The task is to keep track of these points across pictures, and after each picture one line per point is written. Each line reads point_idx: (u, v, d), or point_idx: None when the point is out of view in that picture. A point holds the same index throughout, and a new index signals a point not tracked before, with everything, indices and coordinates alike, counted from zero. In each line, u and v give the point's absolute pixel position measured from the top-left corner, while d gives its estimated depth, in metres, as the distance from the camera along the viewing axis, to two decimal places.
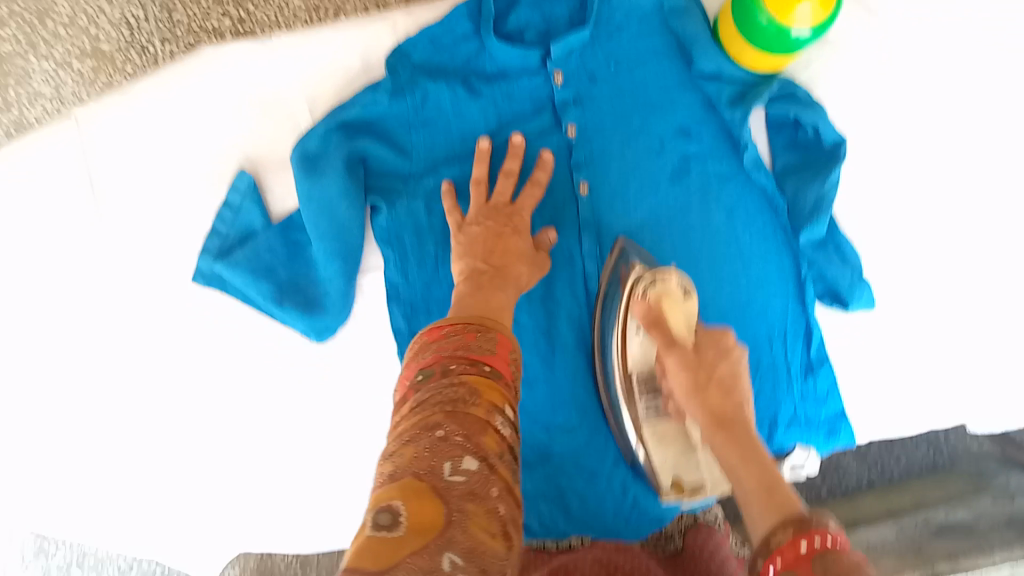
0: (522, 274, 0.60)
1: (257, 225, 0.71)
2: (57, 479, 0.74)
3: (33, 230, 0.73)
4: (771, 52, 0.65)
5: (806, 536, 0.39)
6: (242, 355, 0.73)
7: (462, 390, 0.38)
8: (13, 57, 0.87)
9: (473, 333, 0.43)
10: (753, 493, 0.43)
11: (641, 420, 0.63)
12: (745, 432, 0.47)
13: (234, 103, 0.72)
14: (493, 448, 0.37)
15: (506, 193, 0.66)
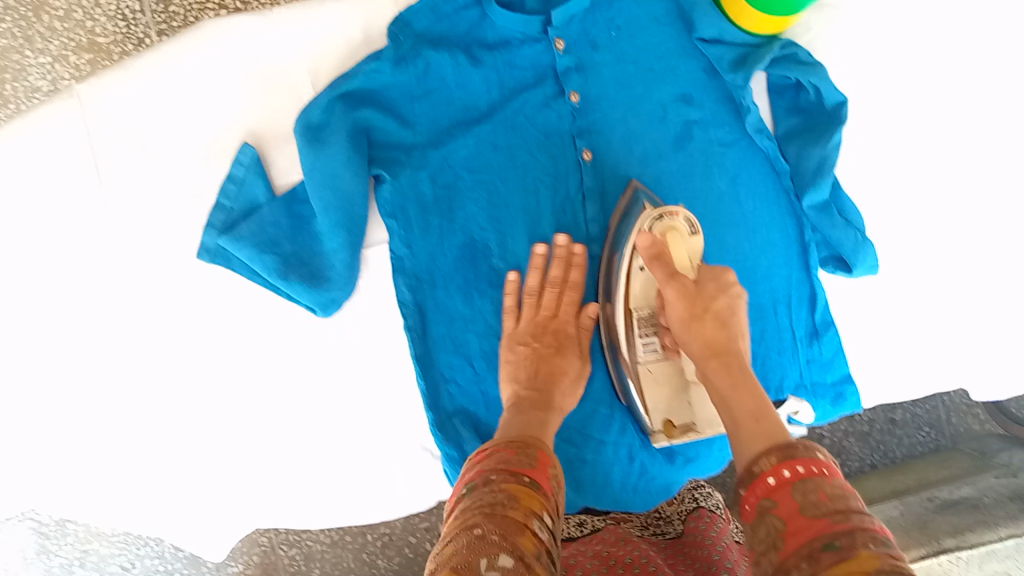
0: (563, 398, 0.64)
1: (262, 199, 0.72)
2: (63, 459, 0.73)
3: (31, 207, 0.72)
4: (773, 12, 0.67)
5: (792, 465, 0.45)
6: (251, 329, 0.74)
7: (500, 498, 0.46)
8: (8, 52, 0.92)
9: (514, 451, 0.51)
10: (744, 424, 0.51)
11: (638, 360, 0.65)
12: (738, 364, 0.55)
13: (237, 77, 0.73)
14: (530, 548, 0.43)
15: (553, 306, 0.69)
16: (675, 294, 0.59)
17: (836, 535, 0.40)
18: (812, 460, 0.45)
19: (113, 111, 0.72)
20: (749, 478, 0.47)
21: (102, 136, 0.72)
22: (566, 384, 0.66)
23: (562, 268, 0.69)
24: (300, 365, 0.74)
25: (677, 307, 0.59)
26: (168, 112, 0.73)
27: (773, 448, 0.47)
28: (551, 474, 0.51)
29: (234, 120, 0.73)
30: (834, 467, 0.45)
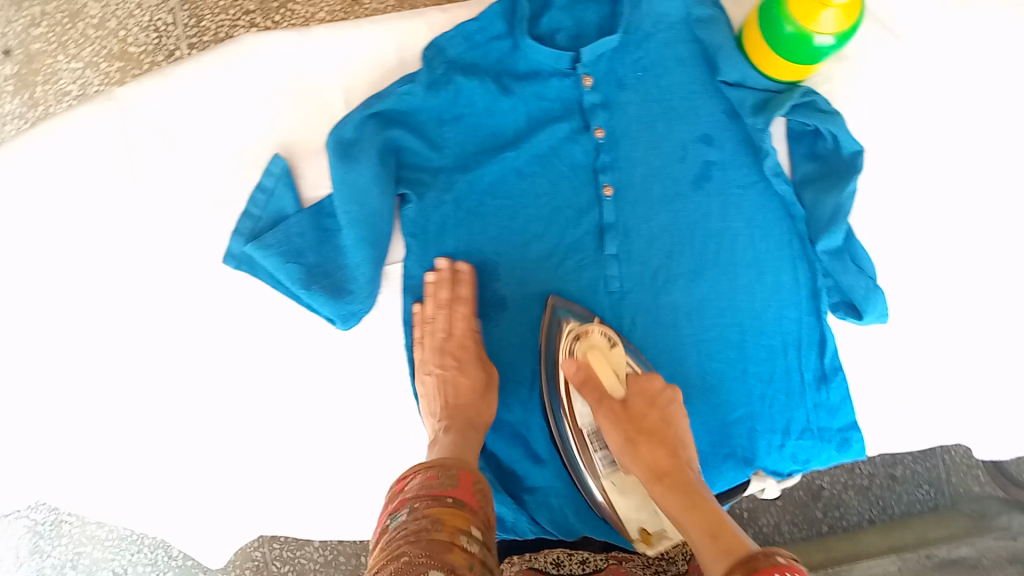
0: (481, 417, 0.69)
1: (290, 209, 0.72)
2: (70, 453, 0.74)
3: (64, 204, 0.73)
4: (793, 60, 0.66)
5: None
6: (265, 337, 0.75)
7: (425, 522, 0.50)
8: (43, 55, 1.03)
9: (435, 478, 0.57)
10: (700, 541, 0.54)
11: (600, 474, 0.67)
12: (681, 478, 0.59)
13: (273, 91, 0.75)
14: (460, 561, 0.47)
15: (445, 327, 0.71)
16: (608, 421, 0.64)
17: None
18: (780, 570, 0.46)
19: (150, 115, 0.74)
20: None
21: (140, 137, 0.74)
22: (478, 402, 0.69)
23: (449, 287, 0.71)
24: (310, 376, 0.75)
25: (614, 434, 0.63)
26: (201, 121, 0.74)
27: (738, 566, 0.49)
28: (473, 493, 0.56)
29: (265, 133, 0.75)
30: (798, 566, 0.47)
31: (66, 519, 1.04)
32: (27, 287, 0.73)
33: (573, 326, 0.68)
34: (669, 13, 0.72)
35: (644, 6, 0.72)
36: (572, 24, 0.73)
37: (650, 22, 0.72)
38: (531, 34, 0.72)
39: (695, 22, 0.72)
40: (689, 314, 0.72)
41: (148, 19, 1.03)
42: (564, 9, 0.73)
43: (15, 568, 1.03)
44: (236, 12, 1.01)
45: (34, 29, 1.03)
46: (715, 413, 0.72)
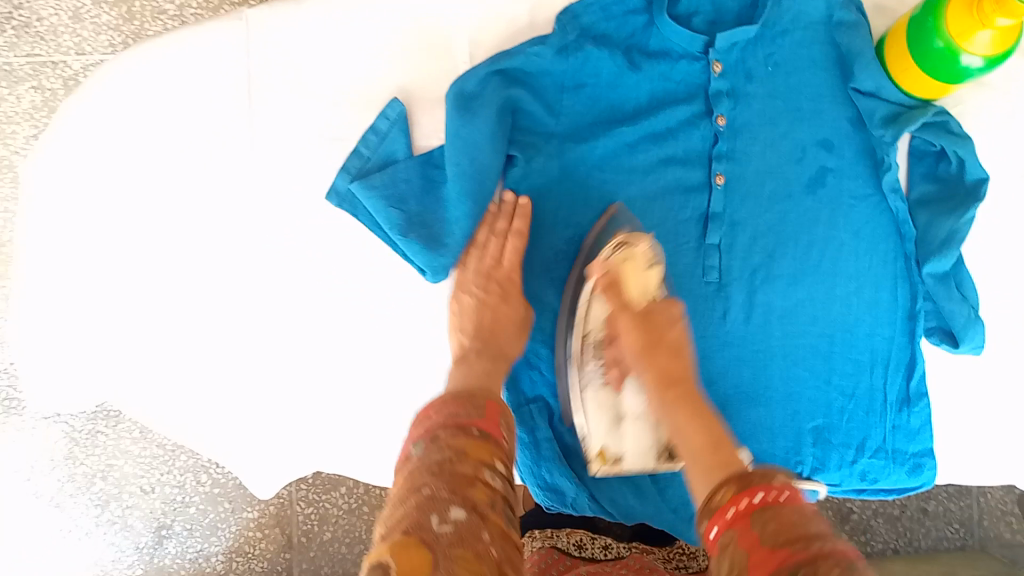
0: (509, 348, 0.68)
1: (400, 154, 0.72)
2: (151, 360, 0.75)
3: (180, 117, 0.74)
4: (937, 75, 0.66)
5: (755, 492, 0.48)
6: (355, 276, 0.74)
7: (450, 453, 0.49)
8: None
9: (463, 403, 0.55)
10: (702, 455, 0.56)
11: (583, 384, 0.68)
12: (688, 393, 0.62)
13: (400, 34, 0.74)
14: (481, 500, 0.47)
15: (496, 254, 0.71)
16: (630, 325, 0.65)
17: (801, 564, 0.41)
18: (771, 488, 0.48)
19: (279, 41, 0.74)
20: (710, 513, 0.50)
21: (261, 62, 0.74)
22: (509, 332, 0.68)
23: (506, 219, 0.71)
24: (393, 321, 0.75)
25: (634, 338, 0.64)
26: (322, 54, 0.74)
27: (732, 480, 0.51)
28: (499, 422, 0.55)
29: (385, 76, 0.74)
30: (790, 489, 0.48)
31: (102, 431, 1.05)
32: (129, 192, 0.74)
33: (620, 236, 0.67)
34: (809, 13, 0.72)
35: (786, 2, 0.71)
36: (710, 9, 0.72)
37: (788, 19, 0.72)
38: (668, 13, 0.71)
39: (835, 26, 0.72)
40: (782, 317, 0.72)
41: None
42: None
43: (47, 470, 1.04)
44: None
45: None
46: (791, 419, 0.72)
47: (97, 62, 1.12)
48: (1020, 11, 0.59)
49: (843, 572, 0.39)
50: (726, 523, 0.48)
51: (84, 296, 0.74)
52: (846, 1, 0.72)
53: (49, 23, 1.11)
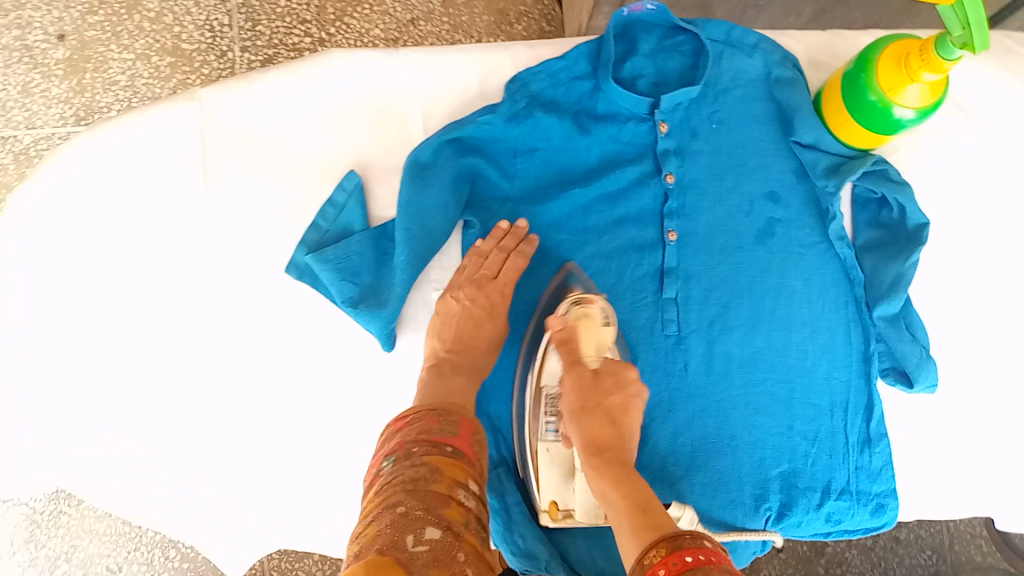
0: (483, 364, 0.69)
1: (356, 226, 0.73)
2: (110, 443, 0.73)
3: (136, 195, 0.74)
4: (872, 129, 0.68)
5: (691, 552, 0.48)
6: (322, 347, 0.74)
7: (423, 472, 0.51)
8: (96, 43, 1.19)
9: (436, 421, 0.57)
10: (631, 512, 0.55)
11: (538, 437, 0.68)
12: (617, 458, 0.60)
13: (354, 107, 0.76)
14: (454, 518, 0.49)
15: (495, 269, 0.71)
16: (574, 383, 0.65)
17: None
18: (699, 548, 0.48)
19: (229, 119, 0.75)
20: (642, 572, 0.50)
21: (213, 140, 0.74)
22: (486, 348, 0.70)
23: (513, 240, 0.72)
24: (357, 389, 0.74)
25: (572, 397, 0.64)
26: (277, 131, 0.75)
27: (662, 540, 0.50)
28: (472, 438, 0.57)
29: (343, 150, 0.75)
30: (720, 553, 0.49)
31: (66, 510, 1.02)
32: (68, 270, 0.74)
33: (576, 293, 0.69)
34: (748, 70, 0.75)
35: (725, 61, 0.75)
36: (653, 71, 0.75)
37: (728, 77, 0.75)
38: (614, 77, 0.74)
39: (774, 82, 0.75)
40: (741, 366, 0.74)
41: (204, 17, 1.21)
42: (647, 56, 0.75)
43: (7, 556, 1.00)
44: (293, 21, 1.22)
45: (90, 18, 1.19)
46: (757, 466, 0.73)
47: (48, 134, 1.16)
48: (940, 64, 0.61)
49: None
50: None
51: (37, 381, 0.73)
52: (782, 60, 0.75)
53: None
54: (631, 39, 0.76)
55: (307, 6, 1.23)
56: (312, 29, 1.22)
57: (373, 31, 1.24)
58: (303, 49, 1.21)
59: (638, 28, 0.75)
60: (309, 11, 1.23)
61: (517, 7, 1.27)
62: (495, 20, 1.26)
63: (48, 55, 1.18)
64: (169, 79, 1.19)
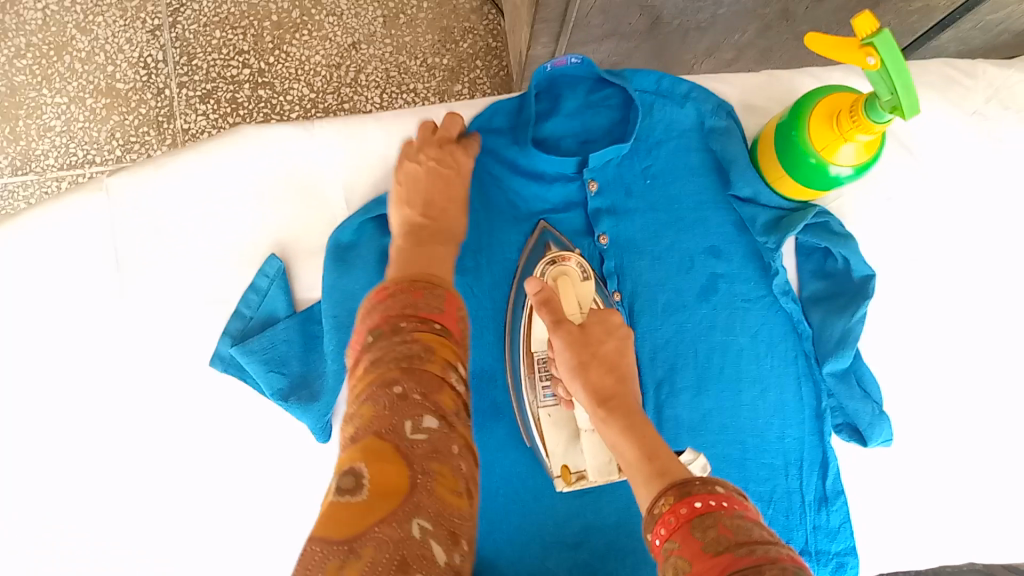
0: (459, 231, 0.62)
1: (281, 311, 0.70)
2: (62, 519, 0.69)
3: (47, 293, 0.70)
4: (809, 185, 0.66)
5: (702, 497, 0.44)
6: (251, 442, 0.71)
7: (417, 348, 0.42)
8: (26, 88, 1.14)
9: (421, 293, 0.46)
10: (638, 462, 0.50)
11: (536, 404, 0.67)
12: (624, 407, 0.53)
13: (272, 185, 0.72)
14: (449, 407, 0.41)
15: (446, 134, 0.68)
16: (562, 342, 0.56)
17: (743, 572, 0.39)
18: (711, 494, 0.44)
19: (143, 209, 0.71)
20: (652, 521, 0.46)
21: (128, 230, 0.71)
22: (458, 205, 0.64)
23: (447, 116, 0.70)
24: (294, 482, 0.70)
25: (565, 355, 0.56)
26: (197, 215, 0.72)
27: (670, 488, 0.46)
28: (460, 314, 0.47)
29: (262, 230, 0.72)
30: (735, 497, 0.45)
31: None
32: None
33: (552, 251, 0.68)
34: (681, 121, 0.72)
35: (656, 112, 0.72)
36: (580, 129, 0.73)
37: (661, 129, 0.72)
38: (536, 137, 0.72)
39: (709, 132, 0.72)
40: (691, 430, 0.71)
41: (137, 55, 1.16)
42: (571, 115, 0.72)
43: None
44: (230, 52, 1.17)
45: (18, 62, 1.14)
46: None
47: None
48: (872, 126, 0.59)
49: None
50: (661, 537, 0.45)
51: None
52: (716, 108, 0.72)
53: None
54: (555, 95, 0.72)
55: (243, 35, 1.18)
56: (252, 59, 1.18)
57: (315, 59, 1.19)
58: (242, 81, 1.17)
59: (562, 85, 0.72)
60: (245, 41, 1.18)
61: (460, 24, 1.22)
62: (439, 37, 1.21)
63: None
64: (105, 120, 1.14)
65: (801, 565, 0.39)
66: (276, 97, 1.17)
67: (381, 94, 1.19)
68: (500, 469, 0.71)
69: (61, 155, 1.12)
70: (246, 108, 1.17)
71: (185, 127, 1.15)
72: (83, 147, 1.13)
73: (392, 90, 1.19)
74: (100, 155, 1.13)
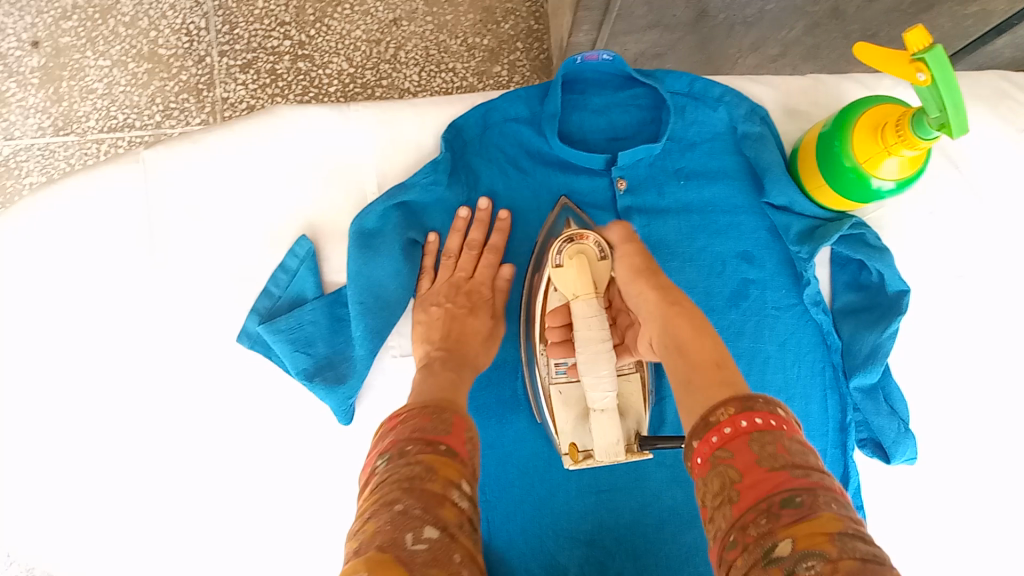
0: (478, 356, 0.65)
1: (309, 293, 0.71)
2: (71, 493, 0.71)
3: (81, 261, 0.71)
4: (849, 197, 0.65)
5: (759, 414, 0.42)
6: (274, 420, 0.72)
7: (418, 471, 0.45)
8: (71, 49, 1.14)
9: (429, 418, 0.50)
10: (704, 367, 0.47)
11: (549, 381, 0.65)
12: (695, 310, 0.53)
13: (307, 166, 0.72)
14: (451, 520, 0.43)
15: (467, 268, 0.71)
16: (633, 251, 0.62)
17: (798, 492, 0.38)
18: (770, 414, 0.42)
19: (177, 184, 0.71)
20: (704, 428, 0.43)
21: (161, 203, 0.71)
22: (476, 343, 0.66)
23: (482, 232, 0.71)
24: (315, 462, 0.72)
25: (632, 262, 0.61)
26: (230, 193, 0.72)
27: (733, 399, 0.44)
28: (466, 438, 0.51)
29: (294, 210, 0.72)
30: (792, 422, 0.43)
31: None
32: (22, 339, 0.71)
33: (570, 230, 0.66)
34: (714, 123, 0.72)
35: (688, 114, 0.72)
36: (607, 125, 0.74)
37: (695, 132, 0.72)
38: (560, 131, 0.73)
39: (741, 136, 0.72)
40: None
41: (180, 21, 1.17)
42: (598, 111, 0.74)
43: None
44: (272, 23, 1.17)
45: (64, 24, 1.14)
46: None
47: (27, 145, 1.12)
48: (917, 143, 0.58)
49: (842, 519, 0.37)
50: (713, 441, 0.42)
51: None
52: (749, 113, 0.72)
53: None
54: (580, 90, 0.74)
55: (286, 6, 1.18)
56: (293, 31, 1.17)
57: (356, 34, 1.18)
58: (283, 52, 1.17)
59: (587, 82, 0.74)
60: (288, 12, 1.18)
61: (503, 4, 1.21)
62: (481, 18, 1.20)
63: (22, 63, 1.14)
64: (146, 86, 1.14)
65: (848, 501, 0.39)
66: (315, 70, 1.17)
67: (419, 72, 1.18)
68: (517, 460, 0.71)
69: (102, 117, 1.13)
70: (285, 80, 1.16)
71: (224, 96, 1.15)
72: (123, 110, 1.13)
73: (431, 68, 1.18)
74: (140, 119, 1.13)
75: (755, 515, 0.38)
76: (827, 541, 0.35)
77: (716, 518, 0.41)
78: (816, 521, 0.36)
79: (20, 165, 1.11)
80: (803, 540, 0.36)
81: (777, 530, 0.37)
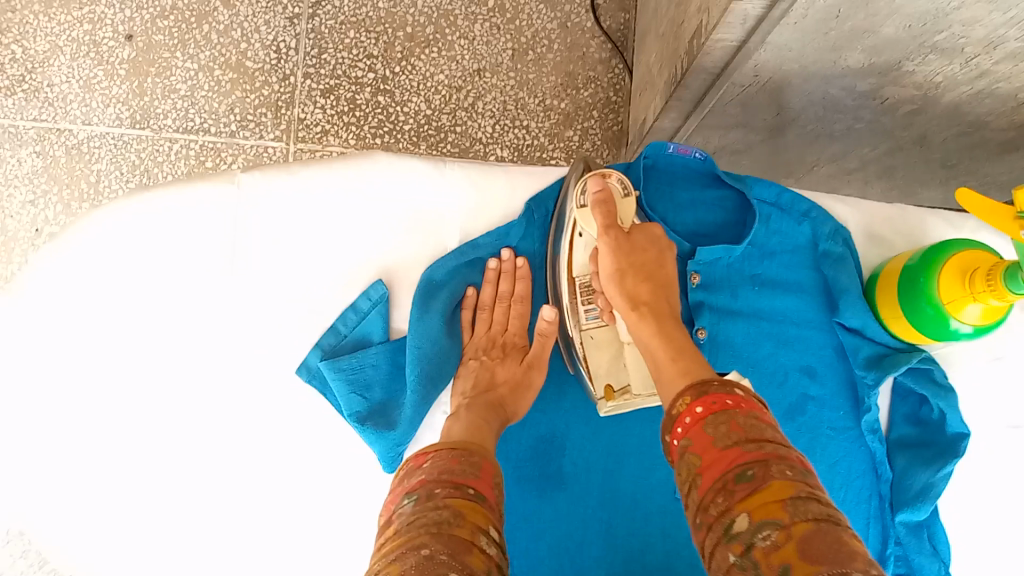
0: (512, 405, 0.67)
1: (375, 337, 0.72)
2: (103, 493, 0.71)
3: (156, 267, 0.72)
4: (923, 331, 0.66)
5: (717, 399, 0.45)
6: (318, 457, 0.72)
7: (446, 515, 0.46)
8: (163, 48, 1.16)
9: (458, 461, 0.52)
10: (665, 366, 0.54)
11: (580, 327, 0.70)
12: (649, 309, 0.59)
13: (396, 214, 0.74)
14: (477, 566, 0.43)
15: (503, 320, 0.74)
16: (608, 247, 0.64)
17: (751, 465, 0.40)
18: (728, 394, 0.45)
19: (264, 210, 0.73)
20: (670, 422, 0.47)
21: (245, 224, 0.73)
22: (515, 390, 0.68)
23: (508, 282, 0.73)
24: (349, 506, 0.72)
25: (610, 261, 0.64)
26: (314, 226, 0.73)
27: (690, 388, 0.48)
28: (493, 483, 0.52)
29: (372, 254, 0.74)
30: (747, 398, 0.46)
31: None
32: (82, 333, 0.71)
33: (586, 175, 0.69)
34: (796, 237, 0.73)
35: (772, 223, 0.73)
36: (692, 221, 0.74)
37: (777, 241, 0.73)
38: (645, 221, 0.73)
39: (822, 254, 0.72)
40: None
41: (272, 37, 1.18)
42: (684, 206, 0.75)
43: None
44: (359, 54, 1.19)
45: (160, 23, 1.16)
46: None
47: (104, 133, 1.14)
48: (1005, 294, 0.58)
49: (793, 483, 0.39)
50: (681, 428, 0.46)
51: (29, 443, 0.70)
52: (834, 233, 0.72)
53: (60, 90, 1.13)
54: (671, 181, 0.75)
55: (375, 40, 1.19)
56: (378, 66, 1.19)
57: (439, 78, 1.20)
58: (365, 83, 1.18)
59: (679, 177, 0.75)
60: (376, 46, 1.19)
61: (585, 72, 1.22)
62: (562, 81, 1.21)
63: (114, 53, 1.15)
64: (228, 93, 1.16)
65: (808, 469, 0.41)
66: (393, 105, 1.18)
67: (493, 124, 1.19)
68: (550, 539, 0.71)
69: (181, 118, 1.15)
70: (362, 110, 1.17)
71: (302, 116, 1.16)
72: (201, 114, 1.15)
73: (506, 123, 1.19)
74: (216, 126, 1.15)
75: (714, 493, 0.41)
76: (779, 509, 0.38)
77: (689, 505, 0.44)
78: (766, 489, 0.39)
79: (93, 151, 1.13)
80: (758, 512, 0.38)
81: (733, 507, 0.40)
